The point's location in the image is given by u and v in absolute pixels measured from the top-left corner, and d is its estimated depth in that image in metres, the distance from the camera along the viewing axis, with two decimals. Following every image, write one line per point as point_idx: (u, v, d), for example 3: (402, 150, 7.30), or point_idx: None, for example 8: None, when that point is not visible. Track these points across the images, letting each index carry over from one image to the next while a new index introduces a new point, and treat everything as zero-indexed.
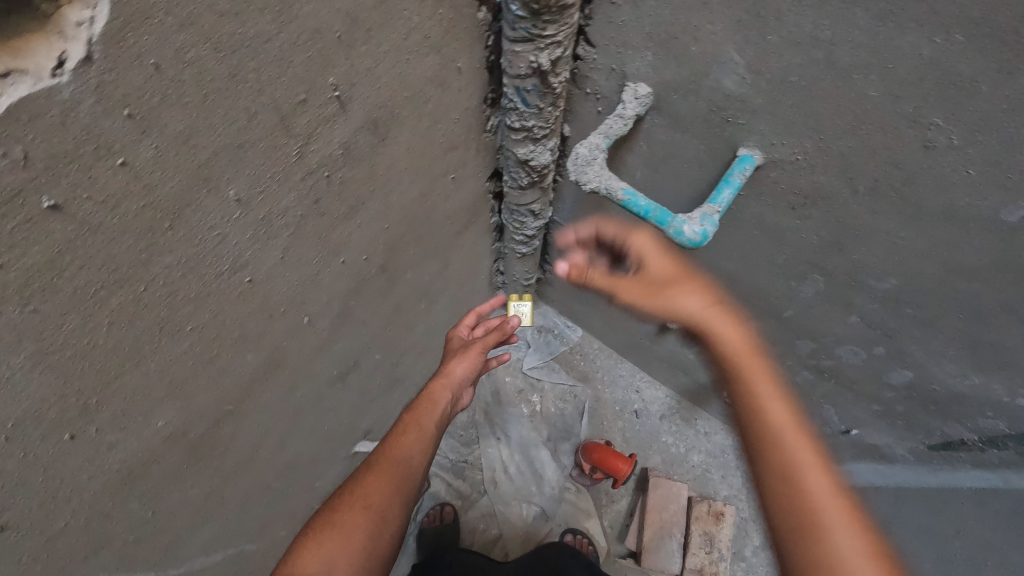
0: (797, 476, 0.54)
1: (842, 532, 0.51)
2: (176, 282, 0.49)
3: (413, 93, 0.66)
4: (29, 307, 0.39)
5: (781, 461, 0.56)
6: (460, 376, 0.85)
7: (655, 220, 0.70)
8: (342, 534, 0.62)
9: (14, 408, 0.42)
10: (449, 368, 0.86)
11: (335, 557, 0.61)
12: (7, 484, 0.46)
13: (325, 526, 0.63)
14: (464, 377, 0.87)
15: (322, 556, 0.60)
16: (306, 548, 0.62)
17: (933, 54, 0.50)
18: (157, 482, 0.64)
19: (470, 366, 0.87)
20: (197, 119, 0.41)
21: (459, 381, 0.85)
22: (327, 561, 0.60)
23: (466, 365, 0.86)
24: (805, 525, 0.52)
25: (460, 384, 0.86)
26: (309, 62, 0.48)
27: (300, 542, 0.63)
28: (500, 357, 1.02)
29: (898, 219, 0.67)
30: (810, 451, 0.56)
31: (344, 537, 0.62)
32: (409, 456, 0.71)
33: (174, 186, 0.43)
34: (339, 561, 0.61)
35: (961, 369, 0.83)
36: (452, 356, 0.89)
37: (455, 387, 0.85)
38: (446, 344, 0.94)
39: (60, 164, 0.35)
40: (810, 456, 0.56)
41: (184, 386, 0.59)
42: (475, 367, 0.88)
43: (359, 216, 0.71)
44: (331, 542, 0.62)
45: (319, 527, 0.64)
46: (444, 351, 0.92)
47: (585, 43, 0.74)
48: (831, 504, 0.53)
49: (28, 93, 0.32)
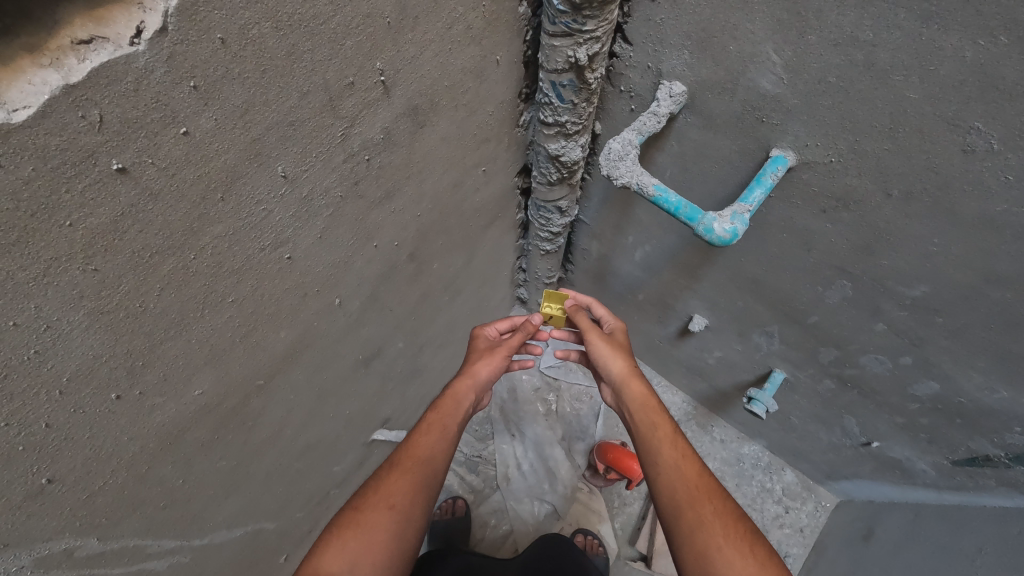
0: (683, 486, 0.68)
1: (711, 524, 0.64)
2: (222, 252, 0.51)
3: (453, 82, 0.68)
4: (91, 267, 0.41)
5: (676, 481, 0.68)
6: (484, 379, 0.86)
7: (685, 218, 0.71)
8: (365, 533, 0.64)
9: (70, 363, 0.44)
10: (472, 370, 0.87)
11: (358, 555, 0.62)
12: (56, 438, 0.48)
13: (349, 525, 0.65)
14: (487, 379, 0.87)
15: (344, 556, 0.62)
16: (330, 545, 0.63)
17: (976, 56, 0.51)
18: (190, 449, 0.66)
19: (493, 369, 0.88)
20: (254, 94, 0.43)
21: (482, 384, 0.86)
22: (351, 561, 0.62)
23: (490, 369, 0.87)
24: (689, 521, 0.65)
25: (483, 386, 0.86)
26: (360, 46, 0.50)
27: (324, 539, 0.65)
28: (524, 360, 1.02)
29: (931, 224, 0.67)
30: (691, 467, 0.70)
31: (366, 537, 0.63)
32: (431, 455, 0.72)
33: (229, 159, 0.45)
34: (362, 559, 0.62)
35: (990, 382, 0.82)
36: (475, 357, 0.89)
37: (479, 390, 0.86)
38: (471, 343, 0.94)
39: (131, 129, 0.37)
40: (691, 472, 0.69)
41: (222, 356, 0.61)
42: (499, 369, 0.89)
43: (394, 201, 0.72)
44: (353, 541, 0.63)
45: (341, 525, 0.65)
46: (469, 350, 0.92)
47: (622, 41, 0.76)
48: (707, 504, 0.66)
49: (108, 59, 0.34)
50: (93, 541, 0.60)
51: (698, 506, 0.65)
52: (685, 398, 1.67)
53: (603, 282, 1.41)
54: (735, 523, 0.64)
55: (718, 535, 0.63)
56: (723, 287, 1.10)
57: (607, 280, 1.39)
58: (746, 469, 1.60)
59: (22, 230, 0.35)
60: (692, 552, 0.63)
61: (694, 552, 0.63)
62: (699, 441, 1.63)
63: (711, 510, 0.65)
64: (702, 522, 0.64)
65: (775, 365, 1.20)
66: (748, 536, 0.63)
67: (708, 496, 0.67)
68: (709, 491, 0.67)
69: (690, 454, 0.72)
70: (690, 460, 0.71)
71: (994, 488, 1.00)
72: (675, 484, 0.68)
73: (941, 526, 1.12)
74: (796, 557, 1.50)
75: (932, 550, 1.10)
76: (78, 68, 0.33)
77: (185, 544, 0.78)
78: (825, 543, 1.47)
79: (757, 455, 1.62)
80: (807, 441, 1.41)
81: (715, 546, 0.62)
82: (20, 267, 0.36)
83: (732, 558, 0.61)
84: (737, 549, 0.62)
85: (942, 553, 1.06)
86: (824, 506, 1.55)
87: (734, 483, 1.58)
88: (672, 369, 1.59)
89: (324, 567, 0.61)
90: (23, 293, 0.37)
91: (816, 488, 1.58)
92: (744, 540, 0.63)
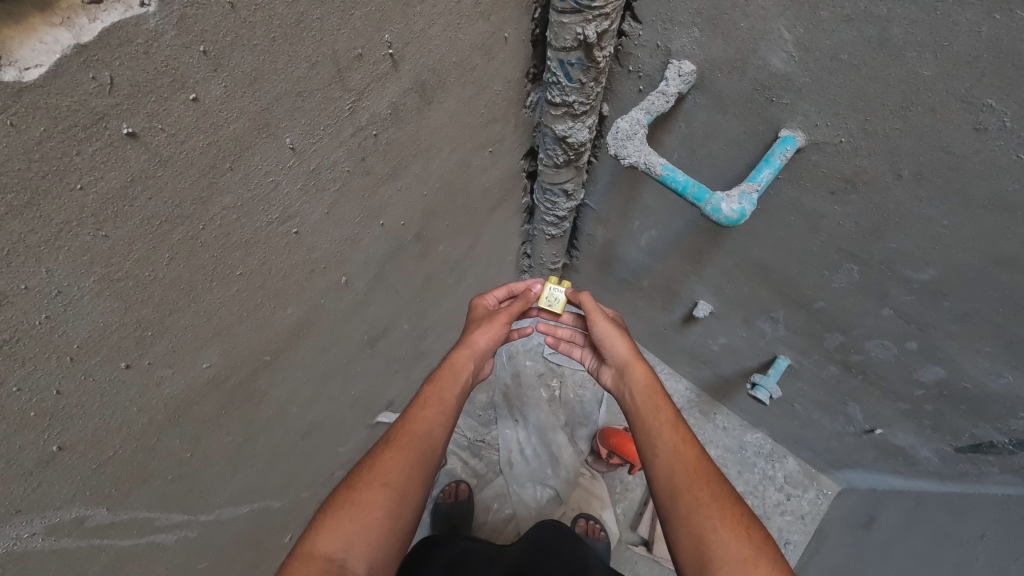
0: (683, 471, 0.68)
1: (707, 509, 0.64)
2: (230, 224, 0.51)
3: (461, 58, 0.67)
4: (101, 232, 0.41)
5: (677, 465, 0.69)
6: (484, 347, 0.85)
7: (693, 197, 0.71)
8: (361, 511, 0.64)
9: (80, 331, 0.45)
10: (472, 338, 0.86)
11: (354, 535, 0.62)
12: (68, 405, 0.48)
13: (344, 504, 0.65)
14: (487, 348, 0.87)
15: (339, 535, 0.62)
16: (324, 526, 0.64)
17: (992, 30, 0.50)
18: (198, 422, 0.67)
19: (494, 337, 0.87)
20: (263, 62, 0.43)
21: (482, 352, 0.86)
22: (345, 540, 0.62)
23: (490, 336, 0.86)
24: (686, 505, 0.65)
25: (483, 355, 0.86)
26: (369, 17, 0.50)
27: (319, 520, 0.65)
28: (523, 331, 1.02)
29: (940, 206, 0.67)
30: (691, 451, 0.70)
31: (361, 517, 0.64)
32: (429, 429, 0.73)
33: (237, 128, 0.45)
34: (357, 538, 0.62)
35: (996, 367, 0.82)
36: (475, 326, 0.89)
37: (479, 358, 0.85)
38: (469, 313, 0.93)
39: (141, 93, 0.37)
40: (690, 455, 0.69)
41: (229, 331, 0.61)
42: (499, 337, 0.88)
43: (401, 179, 0.72)
44: (348, 521, 0.63)
45: (337, 504, 0.66)
46: (467, 320, 0.91)
47: (631, 19, 0.75)
48: (706, 489, 0.66)
49: (119, 20, 0.33)
50: (103, 511, 0.61)
51: (696, 490, 0.66)
52: (689, 385, 1.67)
53: (608, 268, 1.41)
54: (732, 506, 0.64)
55: (714, 518, 0.63)
56: (728, 272, 1.10)
57: (612, 266, 1.39)
58: (748, 457, 1.61)
59: (32, 192, 0.35)
60: (688, 535, 0.63)
61: (691, 535, 0.63)
62: (702, 429, 1.63)
63: (709, 493, 0.65)
64: (699, 504, 0.65)
65: (779, 351, 1.20)
66: (746, 519, 0.63)
67: (705, 479, 0.67)
68: (708, 474, 0.67)
69: (689, 437, 0.72)
70: (689, 443, 0.71)
71: (996, 475, 1.00)
72: (674, 466, 0.69)
73: (942, 514, 1.12)
74: (796, 544, 1.51)
75: (932, 537, 1.10)
76: (89, 27, 0.33)
77: (192, 518, 0.79)
78: (825, 530, 1.48)
79: (759, 443, 1.62)
80: (810, 429, 1.41)
81: (711, 528, 0.62)
82: (31, 230, 0.36)
83: (728, 540, 0.61)
84: (733, 532, 0.62)
85: (942, 539, 1.07)
86: (825, 494, 1.56)
87: (736, 470, 1.59)
88: (676, 356, 1.60)
89: (319, 547, 0.62)
90: (35, 256, 0.38)
91: (818, 476, 1.58)
92: (743, 523, 0.63)
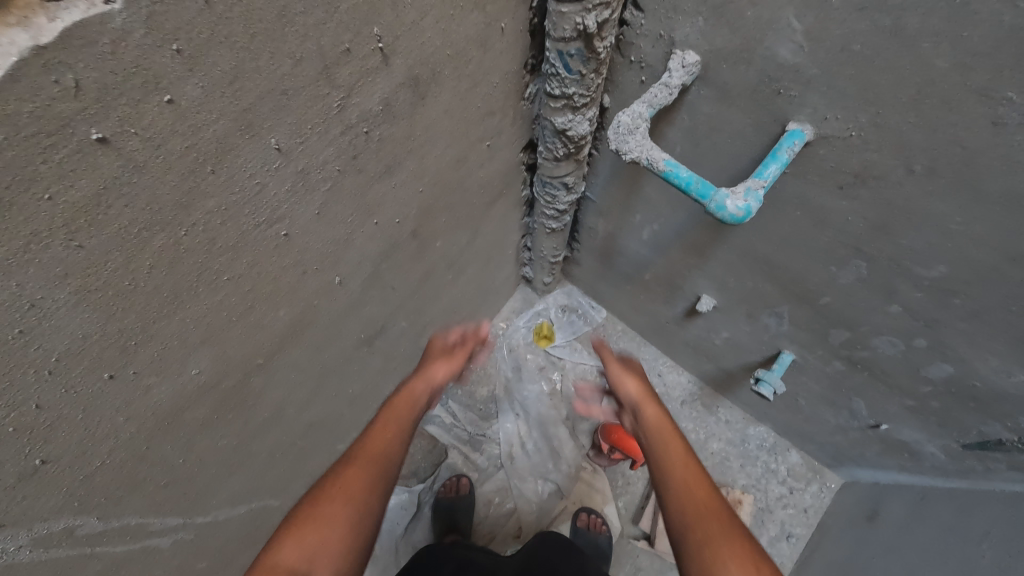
0: (686, 492, 0.60)
1: (715, 533, 0.56)
2: (215, 229, 0.49)
3: (456, 51, 0.64)
4: (74, 242, 0.39)
5: (679, 485, 0.61)
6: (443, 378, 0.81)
7: (697, 194, 0.68)
8: (324, 527, 0.56)
9: (58, 343, 0.43)
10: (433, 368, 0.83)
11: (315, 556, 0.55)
12: (49, 418, 0.47)
13: (305, 519, 0.57)
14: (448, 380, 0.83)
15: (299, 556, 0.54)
16: (285, 542, 0.55)
17: (1014, 20, 0.47)
18: (190, 428, 0.65)
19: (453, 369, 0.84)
20: (243, 60, 0.41)
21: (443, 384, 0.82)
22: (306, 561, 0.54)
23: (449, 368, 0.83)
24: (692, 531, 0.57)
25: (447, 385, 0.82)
26: (356, 9, 0.47)
27: (278, 533, 0.57)
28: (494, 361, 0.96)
29: (954, 202, 0.64)
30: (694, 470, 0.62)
31: (325, 533, 0.56)
32: (396, 446, 0.66)
33: (217, 130, 0.43)
34: (320, 557, 0.55)
35: (1005, 366, 0.80)
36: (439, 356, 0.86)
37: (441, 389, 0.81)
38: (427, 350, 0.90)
39: (110, 96, 0.35)
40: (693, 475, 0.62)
41: (219, 336, 0.60)
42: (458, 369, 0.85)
43: (395, 176, 0.70)
44: (312, 537, 0.56)
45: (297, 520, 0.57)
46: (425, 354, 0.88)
47: (633, 8, 0.72)
48: (714, 511, 0.58)
49: (82, 18, 0.31)
50: (94, 520, 0.60)
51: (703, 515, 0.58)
52: (691, 378, 1.65)
53: (610, 261, 1.39)
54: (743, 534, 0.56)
55: (723, 545, 0.55)
56: (732, 266, 1.07)
57: (614, 259, 1.36)
58: (751, 450, 1.59)
59: None
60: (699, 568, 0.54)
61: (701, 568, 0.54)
62: (705, 422, 1.61)
63: (718, 522, 0.57)
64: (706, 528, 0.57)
65: (784, 346, 1.18)
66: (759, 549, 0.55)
67: (717, 512, 0.58)
68: (714, 497, 0.59)
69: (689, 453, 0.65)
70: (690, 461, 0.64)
71: (1003, 472, 0.98)
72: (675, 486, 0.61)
73: (948, 510, 1.11)
74: (798, 537, 1.51)
75: (936, 533, 1.09)
76: (49, 27, 0.31)
77: (188, 521, 0.78)
78: (828, 523, 1.47)
79: (762, 436, 1.61)
80: (814, 423, 1.40)
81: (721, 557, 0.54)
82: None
83: None
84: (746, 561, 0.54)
85: (947, 535, 1.06)
86: (828, 487, 1.55)
87: (738, 463, 1.58)
88: (678, 349, 1.58)
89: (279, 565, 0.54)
90: (4, 270, 0.36)
91: (821, 469, 1.57)
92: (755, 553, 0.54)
